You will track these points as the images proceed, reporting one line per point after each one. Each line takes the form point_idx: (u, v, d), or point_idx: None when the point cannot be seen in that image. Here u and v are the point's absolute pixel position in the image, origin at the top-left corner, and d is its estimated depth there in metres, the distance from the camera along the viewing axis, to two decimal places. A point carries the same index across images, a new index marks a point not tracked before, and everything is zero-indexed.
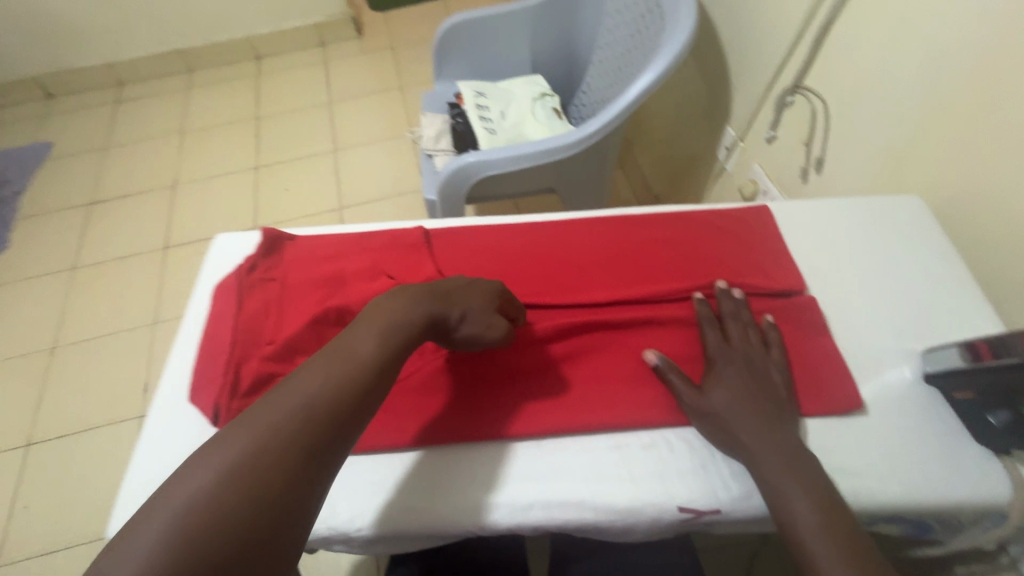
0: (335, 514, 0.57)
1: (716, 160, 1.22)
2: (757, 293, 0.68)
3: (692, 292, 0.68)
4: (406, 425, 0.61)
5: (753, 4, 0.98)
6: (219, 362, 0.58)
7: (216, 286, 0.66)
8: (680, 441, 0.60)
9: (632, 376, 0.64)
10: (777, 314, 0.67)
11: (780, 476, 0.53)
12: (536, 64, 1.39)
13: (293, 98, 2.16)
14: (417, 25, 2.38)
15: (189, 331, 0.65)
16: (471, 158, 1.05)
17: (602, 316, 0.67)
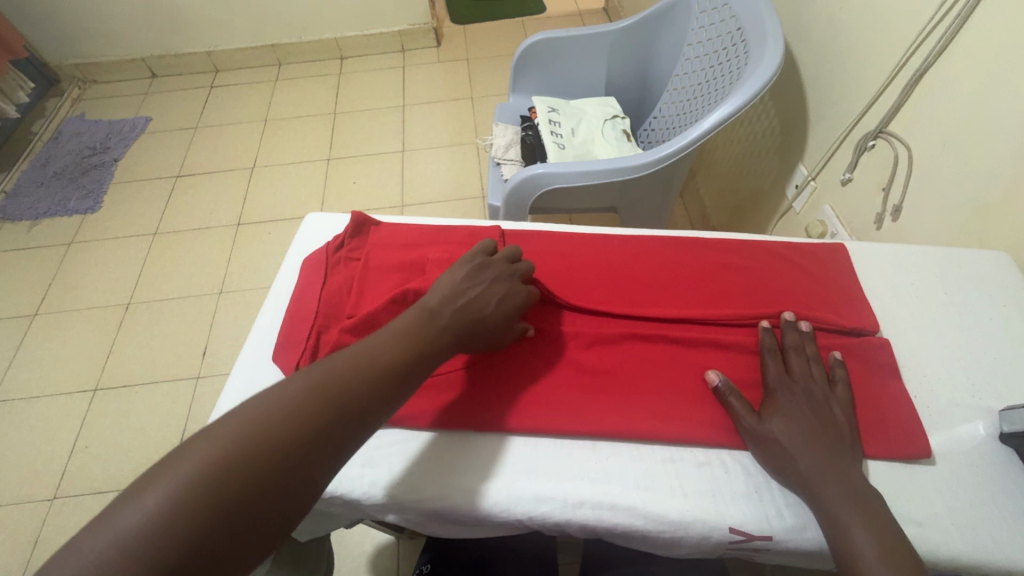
0: (396, 481, 0.60)
1: (784, 198, 1.21)
2: (825, 328, 0.68)
3: (759, 320, 0.68)
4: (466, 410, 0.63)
5: (841, 46, 0.97)
6: (302, 329, 0.63)
7: (304, 260, 0.71)
8: (736, 463, 0.60)
9: (692, 392, 0.64)
10: (846, 351, 0.66)
11: (840, 509, 0.53)
12: (610, 86, 1.42)
13: (370, 98, 2.27)
14: (493, 40, 2.47)
15: (276, 298, 0.70)
16: (541, 170, 1.08)
17: (665, 330, 0.68)
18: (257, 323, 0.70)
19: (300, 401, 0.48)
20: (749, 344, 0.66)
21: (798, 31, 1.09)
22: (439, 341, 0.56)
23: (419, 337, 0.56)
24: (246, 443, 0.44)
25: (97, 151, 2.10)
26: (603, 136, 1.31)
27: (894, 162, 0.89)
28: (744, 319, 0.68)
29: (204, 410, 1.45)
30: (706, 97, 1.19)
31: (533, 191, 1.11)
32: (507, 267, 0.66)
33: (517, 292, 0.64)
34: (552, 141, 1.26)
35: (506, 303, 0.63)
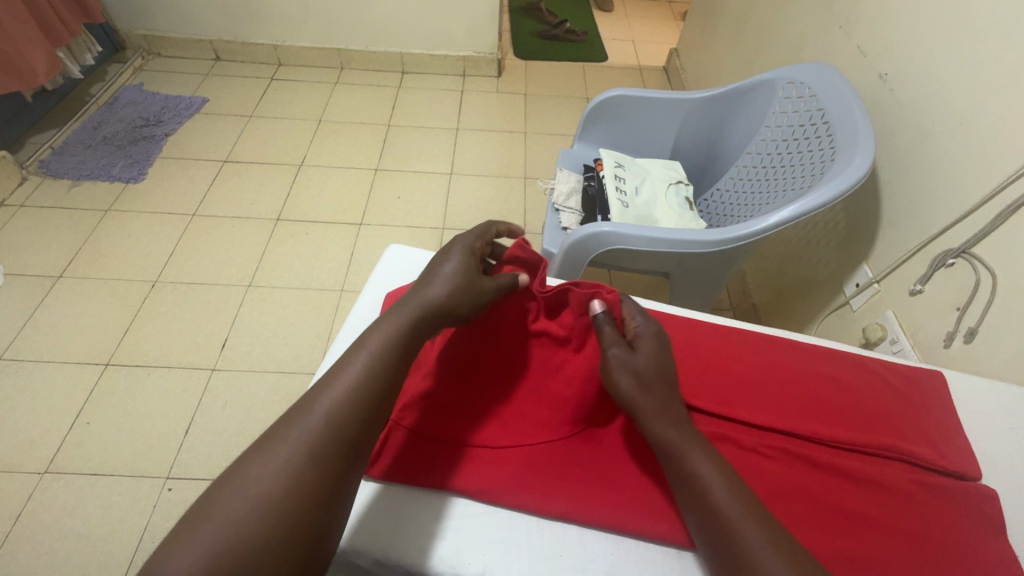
0: (466, 563, 0.59)
1: (840, 293, 1.19)
2: (920, 463, 0.64)
3: (850, 444, 0.64)
4: (530, 488, 0.63)
5: (929, 160, 0.97)
6: None
7: (388, 295, 0.76)
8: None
9: (777, 511, 0.59)
10: (947, 494, 0.61)
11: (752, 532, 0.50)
12: (676, 151, 1.43)
13: (425, 115, 2.29)
14: (553, 80, 2.51)
15: (358, 332, 0.76)
16: (608, 227, 1.06)
17: (754, 437, 0.64)
18: (331, 353, 0.74)
19: (297, 458, 0.50)
20: (846, 467, 0.62)
21: (881, 135, 1.10)
22: (386, 351, 0.58)
23: (373, 348, 0.58)
24: (304, 435, 0.52)
25: (150, 123, 2.11)
26: (666, 200, 1.29)
27: (974, 286, 0.87)
28: (840, 439, 0.64)
29: (213, 406, 1.40)
30: (781, 182, 1.19)
31: (595, 247, 1.09)
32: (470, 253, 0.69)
33: (472, 267, 0.67)
34: (616, 197, 1.25)
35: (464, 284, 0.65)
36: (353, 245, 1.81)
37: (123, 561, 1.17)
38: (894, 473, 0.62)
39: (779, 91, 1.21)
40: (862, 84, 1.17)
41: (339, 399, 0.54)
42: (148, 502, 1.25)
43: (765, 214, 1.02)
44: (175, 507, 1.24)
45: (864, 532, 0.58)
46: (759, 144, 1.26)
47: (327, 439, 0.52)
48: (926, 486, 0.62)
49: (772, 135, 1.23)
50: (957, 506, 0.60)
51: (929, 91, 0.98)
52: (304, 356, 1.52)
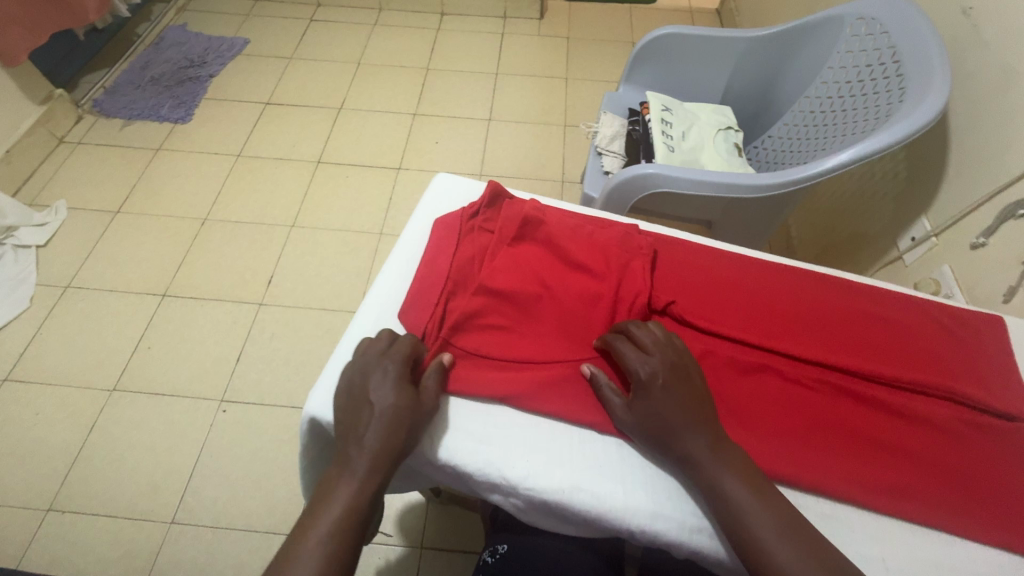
0: (511, 465, 0.60)
1: (894, 248, 1.14)
2: (972, 405, 0.62)
3: (902, 383, 0.62)
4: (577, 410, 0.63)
5: (1009, 102, 0.90)
6: (435, 290, 0.67)
7: (436, 220, 0.75)
8: (862, 521, 0.56)
9: (820, 441, 0.59)
10: (1000, 435, 0.60)
11: (757, 515, 0.52)
12: (727, 95, 1.36)
13: (463, 59, 2.24)
14: (597, 23, 2.40)
15: (407, 257, 0.76)
16: (654, 169, 1.04)
17: (801, 370, 0.64)
18: (379, 277, 0.76)
19: (339, 530, 0.51)
20: (895, 405, 0.61)
21: (957, 75, 1.02)
22: (385, 465, 0.55)
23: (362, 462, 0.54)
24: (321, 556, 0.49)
25: (194, 64, 2.13)
26: (713, 145, 1.25)
27: None
28: (889, 377, 0.63)
29: (261, 338, 1.48)
30: (840, 127, 1.13)
31: (639, 189, 1.07)
32: (377, 367, 0.59)
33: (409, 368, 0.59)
34: (661, 141, 1.21)
35: (400, 391, 0.58)
36: (391, 189, 1.82)
37: (185, 470, 1.28)
38: (945, 413, 0.61)
39: (846, 28, 1.13)
40: (942, 19, 1.07)
41: (355, 484, 0.53)
42: (205, 420, 1.35)
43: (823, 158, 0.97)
44: (229, 426, 1.34)
45: (904, 466, 0.58)
46: (819, 88, 1.19)
47: (363, 505, 0.53)
48: (977, 428, 0.60)
49: (835, 78, 1.15)
50: (1009, 450, 0.59)
51: (1019, 24, 0.89)
52: (344, 295, 1.58)
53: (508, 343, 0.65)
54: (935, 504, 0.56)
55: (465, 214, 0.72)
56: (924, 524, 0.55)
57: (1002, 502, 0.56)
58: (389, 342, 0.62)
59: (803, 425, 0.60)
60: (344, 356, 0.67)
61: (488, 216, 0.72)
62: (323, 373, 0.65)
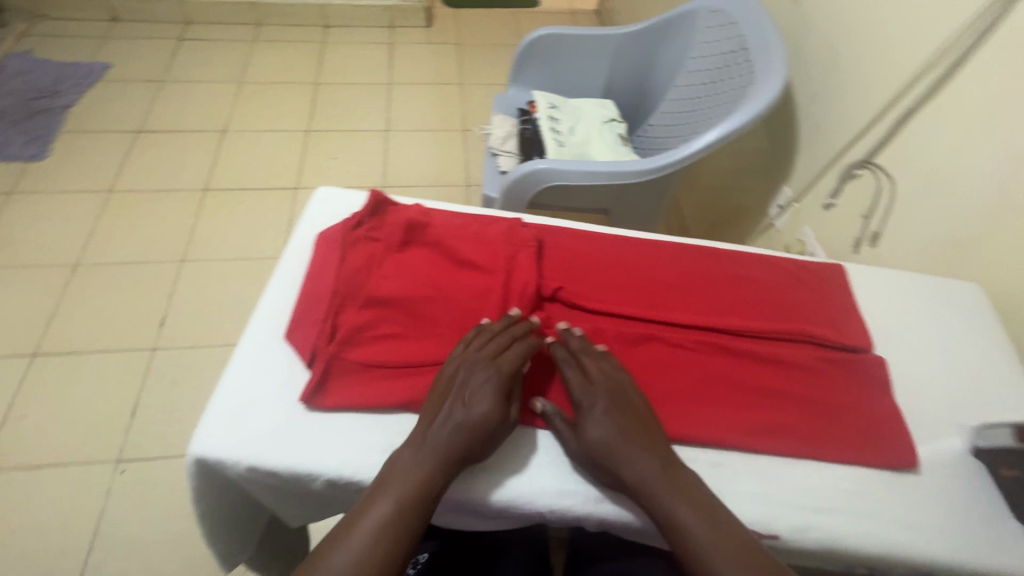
0: None
1: (765, 216, 1.27)
2: (823, 344, 0.70)
3: (765, 334, 0.69)
4: None
5: (836, 78, 1.03)
6: (323, 307, 0.62)
7: (320, 235, 0.70)
8: (744, 464, 0.61)
9: (703, 395, 0.64)
10: (848, 366, 0.68)
11: (712, 551, 0.52)
12: (608, 90, 1.44)
13: (354, 71, 2.19)
14: (485, 28, 2.44)
15: (292, 270, 0.70)
16: (544, 164, 1.09)
17: (682, 334, 0.69)
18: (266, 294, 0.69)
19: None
20: (762, 353, 0.68)
21: (795, 57, 1.14)
22: (450, 464, 0.54)
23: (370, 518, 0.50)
24: None
25: (46, 95, 1.91)
26: (600, 137, 1.32)
27: (876, 194, 0.95)
28: (755, 330, 0.69)
29: (159, 386, 1.36)
30: (705, 109, 1.22)
31: (533, 185, 1.12)
32: (481, 360, 0.58)
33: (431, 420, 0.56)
34: (551, 137, 1.28)
35: (498, 396, 0.57)
36: (291, 211, 1.74)
37: (82, 545, 1.14)
38: (803, 354, 0.68)
39: (700, 22, 1.24)
40: (777, 9, 1.20)
41: (416, 474, 0.52)
42: (102, 486, 1.21)
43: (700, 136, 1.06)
44: (130, 488, 1.21)
45: (776, 406, 0.64)
46: (685, 77, 1.29)
47: (423, 499, 0.52)
48: (829, 362, 0.68)
49: (698, 67, 1.25)
50: (856, 377, 0.67)
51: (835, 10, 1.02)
52: None
53: (404, 349, 0.61)
54: (803, 435, 0.62)
55: (348, 225, 0.67)
56: (797, 455, 0.61)
57: (857, 424, 0.64)
58: (506, 329, 0.62)
59: (689, 385, 0.65)
60: (227, 385, 0.59)
61: (371, 227, 0.68)
62: (205, 412, 0.57)
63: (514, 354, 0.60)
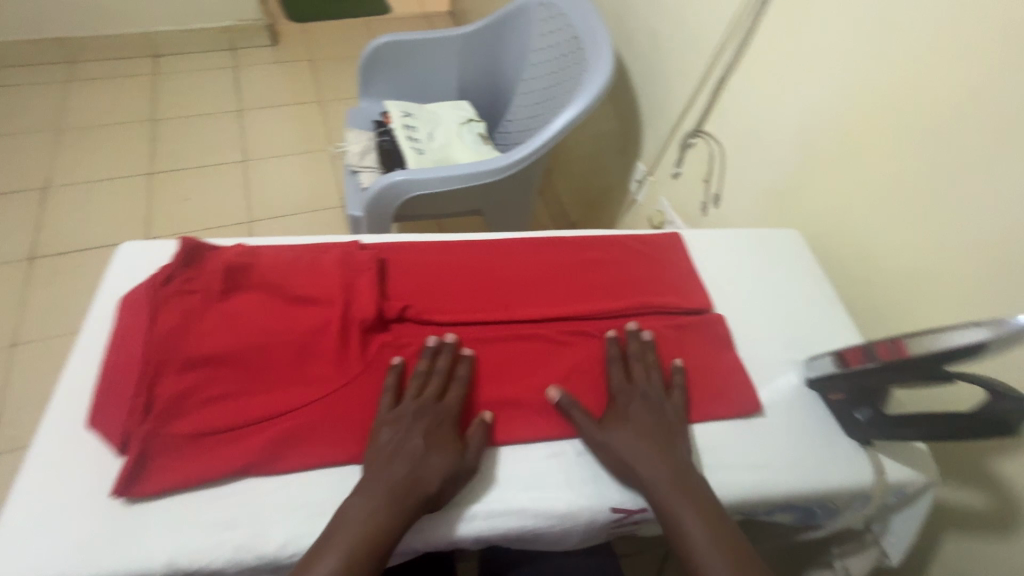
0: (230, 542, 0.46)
1: (628, 193, 1.32)
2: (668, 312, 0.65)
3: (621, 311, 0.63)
4: (332, 451, 0.50)
5: (660, 55, 1.09)
6: (128, 381, 0.51)
7: (122, 299, 0.58)
8: None
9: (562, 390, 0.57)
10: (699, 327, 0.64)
11: (708, 557, 0.47)
12: (462, 91, 1.44)
13: (197, 101, 2.00)
14: (338, 40, 2.33)
15: (93, 339, 0.57)
16: (401, 176, 1.05)
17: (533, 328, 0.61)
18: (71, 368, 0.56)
19: None
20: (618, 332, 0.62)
21: (625, 39, 1.20)
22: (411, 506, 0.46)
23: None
24: None
25: None
26: (460, 139, 1.31)
27: (711, 158, 1.02)
28: (608, 309, 0.63)
29: None
30: (550, 96, 1.24)
31: (394, 199, 1.07)
32: (419, 404, 0.52)
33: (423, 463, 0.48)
34: (408, 146, 1.24)
35: (445, 439, 0.50)
36: None
37: None
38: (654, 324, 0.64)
39: (533, 15, 1.27)
40: None
41: (373, 523, 0.45)
42: None
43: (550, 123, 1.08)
44: None
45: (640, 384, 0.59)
46: (531, 70, 1.31)
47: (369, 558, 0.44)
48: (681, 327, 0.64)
49: (540, 59, 1.28)
50: (711, 337, 0.64)
51: None
52: None
53: (236, 409, 0.51)
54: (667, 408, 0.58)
55: (154, 283, 0.56)
56: None
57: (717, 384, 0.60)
58: (437, 363, 0.55)
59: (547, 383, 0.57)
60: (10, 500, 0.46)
61: (187, 275, 0.58)
62: None
63: (452, 392, 0.53)
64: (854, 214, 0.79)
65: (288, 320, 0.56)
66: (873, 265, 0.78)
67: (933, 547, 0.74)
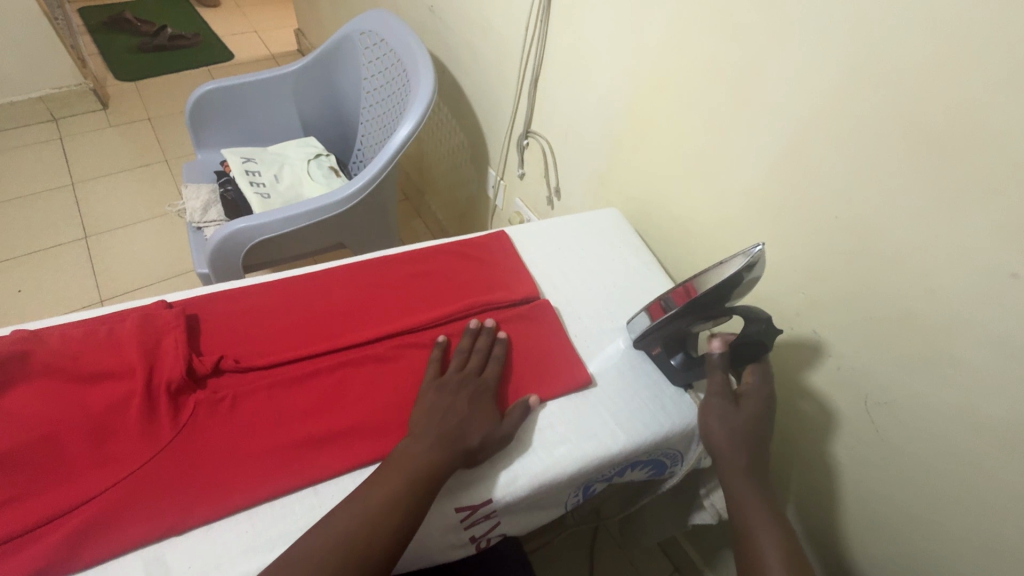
0: None
1: (488, 199, 1.35)
2: (501, 306, 0.68)
3: (452, 316, 0.65)
4: (145, 527, 0.46)
5: (482, 67, 1.14)
6: None
7: None
8: None
9: (404, 405, 0.58)
10: (532, 314, 0.68)
11: (757, 519, 0.54)
12: (307, 128, 1.40)
13: (13, 181, 1.76)
14: (179, 92, 2.17)
15: None
16: (239, 224, 0.99)
17: (365, 350, 0.61)
18: None
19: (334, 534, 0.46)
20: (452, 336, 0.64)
21: (451, 56, 1.24)
22: (484, 432, 0.54)
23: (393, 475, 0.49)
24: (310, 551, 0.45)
25: None
26: (309, 176, 1.27)
27: (545, 154, 1.08)
28: (439, 316, 0.65)
29: None
30: (389, 118, 1.25)
31: (237, 249, 1.02)
32: (462, 375, 0.58)
33: (485, 402, 0.57)
34: (252, 192, 1.18)
35: (485, 406, 0.56)
36: None
37: None
38: (487, 321, 0.66)
39: (358, 44, 1.27)
40: (423, 18, 1.30)
41: (447, 434, 0.52)
42: None
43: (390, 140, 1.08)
44: None
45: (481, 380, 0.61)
46: (367, 97, 1.31)
47: (402, 519, 0.47)
48: (514, 318, 0.67)
49: (373, 86, 1.28)
50: (543, 322, 0.67)
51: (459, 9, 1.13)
52: None
53: (23, 512, 0.45)
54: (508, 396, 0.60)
55: None
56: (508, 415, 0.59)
57: (554, 363, 0.64)
58: (478, 343, 0.62)
59: (384, 400, 0.58)
60: None
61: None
62: None
63: (490, 369, 0.60)
64: (655, 185, 0.86)
65: (80, 402, 0.51)
66: (679, 228, 0.85)
67: (786, 464, 0.83)
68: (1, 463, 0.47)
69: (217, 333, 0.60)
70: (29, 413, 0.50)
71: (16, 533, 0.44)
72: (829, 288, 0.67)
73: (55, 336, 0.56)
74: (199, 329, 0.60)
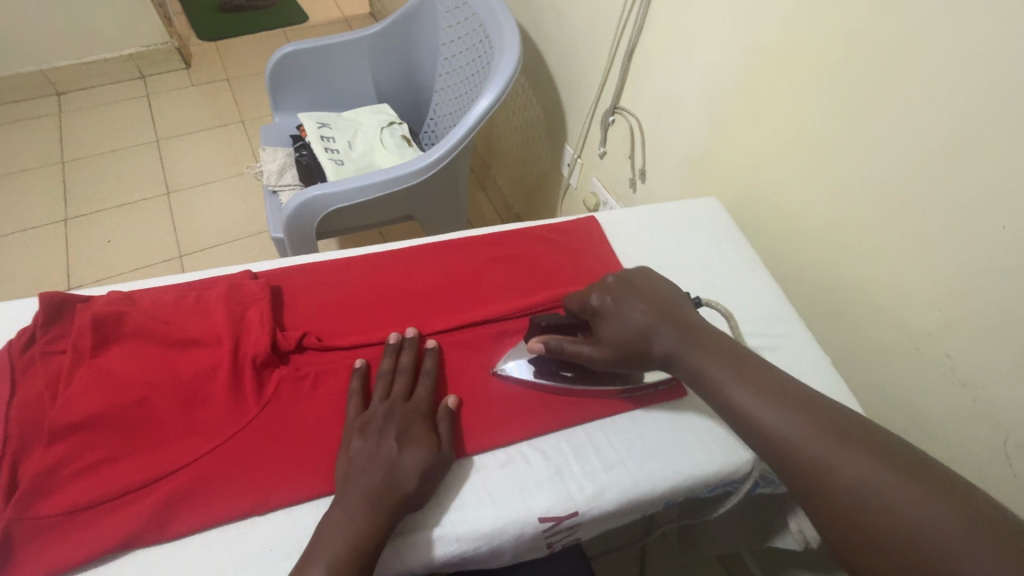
0: None
1: (562, 177, 1.29)
2: None
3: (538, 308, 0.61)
4: (234, 502, 0.46)
5: (569, 36, 1.07)
6: None
7: None
8: (535, 451, 0.53)
9: (487, 400, 0.55)
10: None
11: (843, 457, 0.41)
12: (381, 93, 1.38)
13: (106, 136, 1.84)
14: (256, 53, 2.20)
15: None
16: (316, 192, 0.98)
17: (449, 338, 0.58)
18: None
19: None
20: None
21: (534, 22, 1.17)
22: (420, 468, 0.46)
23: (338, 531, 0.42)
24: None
25: None
26: (382, 145, 1.25)
27: (632, 133, 1.00)
28: (525, 308, 0.61)
29: None
30: (465, 88, 1.20)
31: (313, 216, 1.01)
32: (387, 405, 0.50)
33: (416, 429, 0.48)
34: (327, 158, 1.18)
35: (417, 435, 0.48)
36: None
37: None
38: None
39: (438, 7, 1.22)
40: None
41: (377, 480, 0.45)
42: None
43: (471, 109, 1.03)
44: None
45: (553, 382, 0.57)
46: (444, 65, 1.26)
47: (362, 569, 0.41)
48: None
49: (451, 53, 1.23)
50: None
51: None
52: None
53: (120, 474, 0.46)
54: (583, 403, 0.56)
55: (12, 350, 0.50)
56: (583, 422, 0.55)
57: None
58: (400, 360, 0.54)
59: (466, 394, 0.55)
60: None
61: (50, 338, 0.52)
62: None
63: (420, 388, 0.52)
64: (762, 174, 0.77)
65: (171, 369, 0.51)
66: (786, 224, 0.77)
67: None
68: (99, 424, 0.47)
69: (300, 309, 0.58)
70: (123, 375, 0.50)
71: (113, 496, 0.45)
72: (976, 309, 0.58)
73: (149, 299, 0.56)
74: (283, 304, 0.59)
